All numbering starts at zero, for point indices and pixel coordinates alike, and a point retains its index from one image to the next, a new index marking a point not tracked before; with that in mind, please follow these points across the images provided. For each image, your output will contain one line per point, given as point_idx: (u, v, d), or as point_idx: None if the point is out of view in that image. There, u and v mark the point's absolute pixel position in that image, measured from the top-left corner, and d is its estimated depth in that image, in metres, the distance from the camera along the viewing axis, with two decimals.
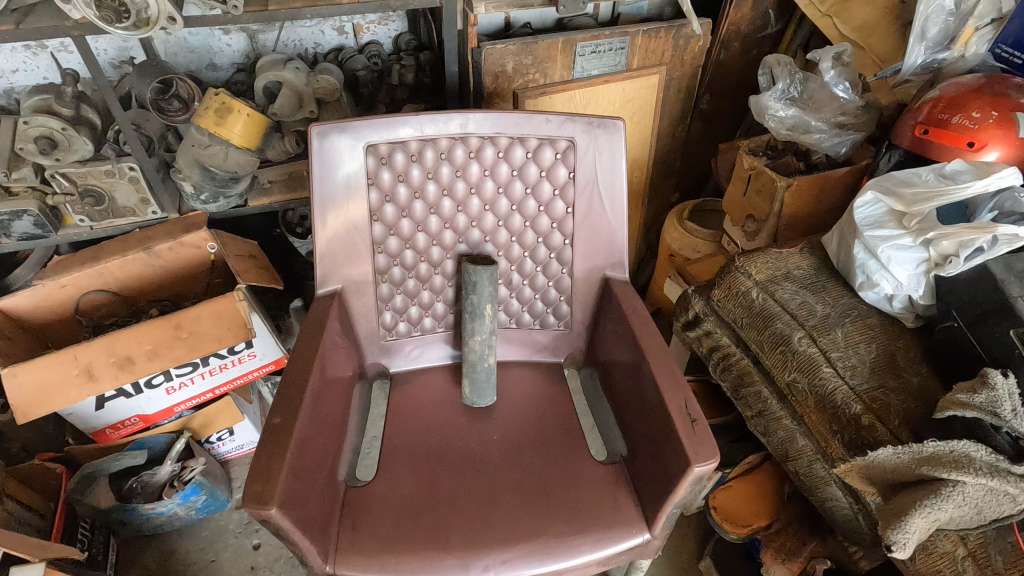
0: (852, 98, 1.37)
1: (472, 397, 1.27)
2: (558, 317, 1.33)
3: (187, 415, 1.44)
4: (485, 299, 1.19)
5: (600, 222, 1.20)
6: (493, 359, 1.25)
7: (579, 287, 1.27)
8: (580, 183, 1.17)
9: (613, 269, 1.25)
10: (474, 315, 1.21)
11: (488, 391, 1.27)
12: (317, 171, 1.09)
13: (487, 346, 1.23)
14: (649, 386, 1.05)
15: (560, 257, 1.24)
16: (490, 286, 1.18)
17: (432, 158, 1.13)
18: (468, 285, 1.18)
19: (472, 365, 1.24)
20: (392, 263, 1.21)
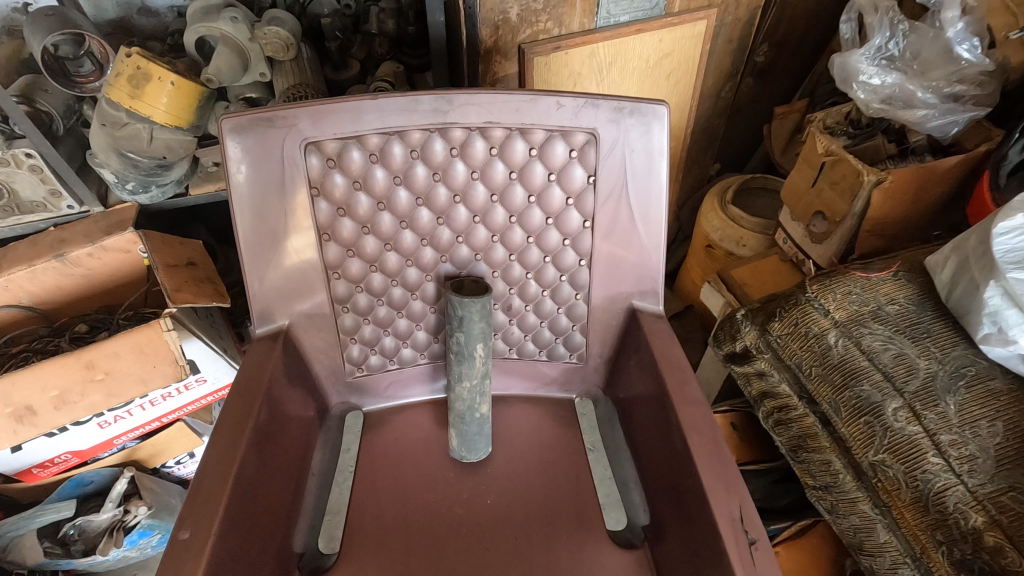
0: (978, 61, 1.00)
1: (459, 452, 1.01)
2: (570, 349, 1.05)
3: (131, 446, 1.25)
4: (474, 338, 0.92)
5: (628, 240, 0.90)
6: (487, 407, 0.99)
7: (597, 317, 0.99)
8: (603, 189, 0.86)
9: (643, 298, 0.95)
10: (462, 355, 0.93)
11: (480, 446, 1.01)
12: (240, 179, 0.80)
13: (477, 393, 0.97)
14: (687, 476, 0.79)
15: (574, 280, 0.95)
16: (481, 322, 0.91)
17: (400, 155, 0.83)
18: (453, 318, 0.91)
19: (458, 415, 0.98)
20: (355, 289, 0.93)
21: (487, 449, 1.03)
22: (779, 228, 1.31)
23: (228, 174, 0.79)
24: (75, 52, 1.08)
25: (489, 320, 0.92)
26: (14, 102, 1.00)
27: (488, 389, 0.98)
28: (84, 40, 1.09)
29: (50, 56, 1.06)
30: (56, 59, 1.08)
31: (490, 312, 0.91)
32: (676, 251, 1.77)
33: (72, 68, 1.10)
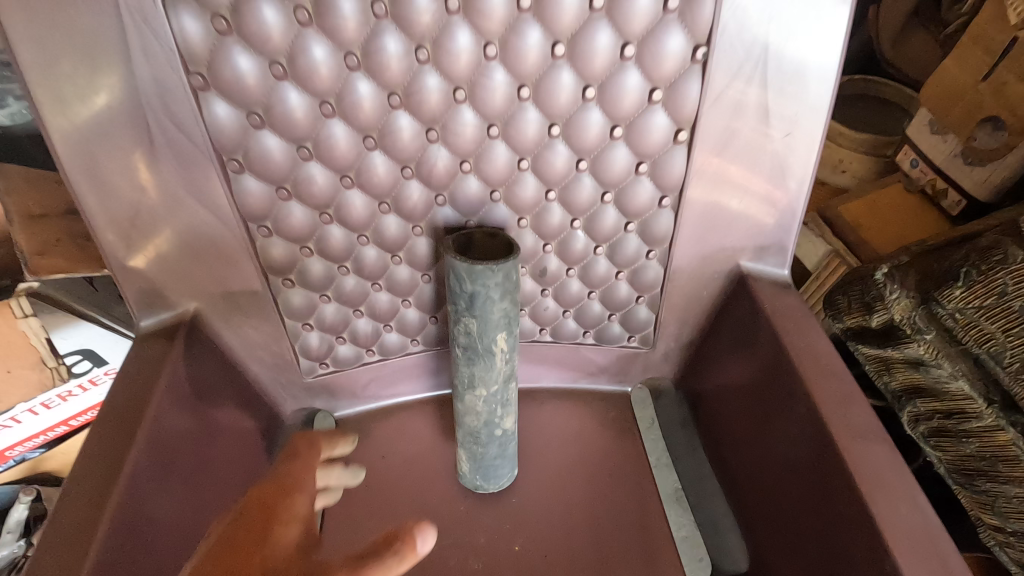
0: None
1: (472, 480, 0.70)
2: (630, 329, 0.72)
3: (32, 458, 0.92)
4: (492, 325, 0.58)
5: (748, 162, 0.55)
6: (511, 420, 0.67)
7: (680, 286, 0.65)
8: (715, 73, 0.51)
9: (760, 258, 0.60)
10: (472, 351, 0.60)
11: (504, 471, 0.70)
12: (53, 65, 0.44)
13: (497, 405, 0.64)
14: (844, 545, 0.47)
15: (649, 231, 0.61)
16: (503, 301, 0.57)
17: (354, 10, 0.46)
18: (458, 295, 0.57)
19: (470, 432, 0.66)
20: (301, 250, 0.58)
21: (513, 474, 0.72)
22: (903, 146, 0.95)
23: (27, 56, 0.44)
24: None
25: (515, 297, 0.58)
26: None
27: (513, 396, 0.66)
28: None
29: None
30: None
31: (516, 285, 0.58)
32: None
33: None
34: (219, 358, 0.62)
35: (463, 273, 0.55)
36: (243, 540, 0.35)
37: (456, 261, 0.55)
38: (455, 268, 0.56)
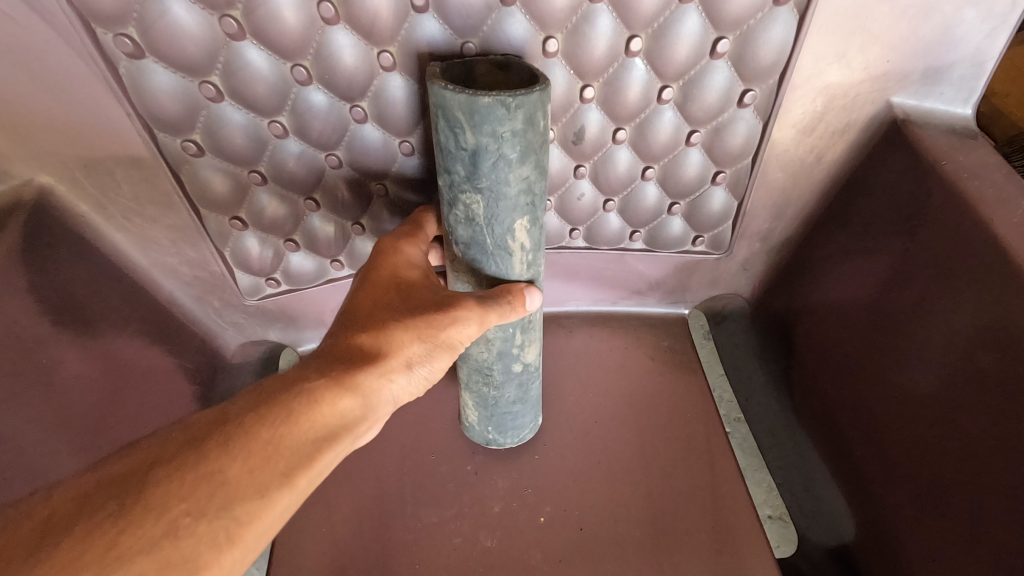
0: None
1: (483, 434, 0.51)
2: (696, 228, 0.50)
3: None
4: (510, 206, 0.37)
5: None
6: (535, 352, 0.47)
7: (782, 147, 0.44)
8: None
9: (929, 92, 0.40)
10: (477, 248, 0.39)
11: (525, 422, 0.51)
12: None
13: (515, 331, 0.44)
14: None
15: (751, 63, 0.39)
16: (527, 164, 0.36)
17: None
18: (454, 156, 0.35)
19: (478, 369, 0.46)
20: (200, 90, 0.36)
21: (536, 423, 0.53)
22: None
23: None
24: None
25: (542, 158, 0.37)
26: None
27: (538, 321, 0.46)
28: None
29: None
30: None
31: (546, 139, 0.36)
32: None
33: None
34: (94, 263, 0.42)
35: (461, 115, 0.33)
36: (367, 298, 0.34)
37: (447, 94, 0.33)
38: (447, 108, 0.33)
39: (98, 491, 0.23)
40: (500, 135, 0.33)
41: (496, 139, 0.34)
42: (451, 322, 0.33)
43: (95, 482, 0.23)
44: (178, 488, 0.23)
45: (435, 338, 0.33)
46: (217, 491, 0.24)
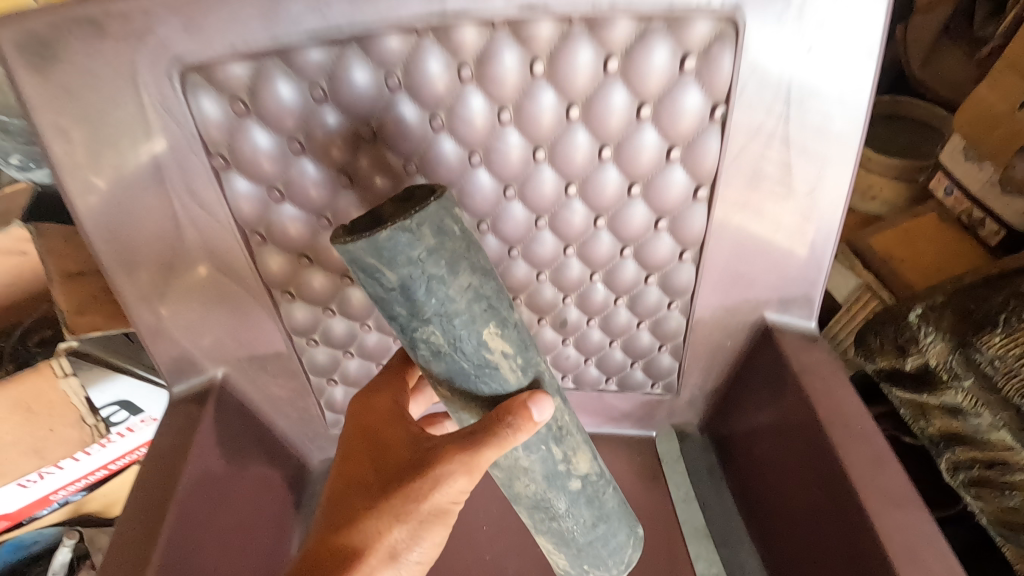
0: None
1: (587, 573, 0.54)
2: (652, 376, 0.70)
3: (75, 502, 0.95)
4: (468, 318, 0.39)
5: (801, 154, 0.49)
6: (587, 462, 0.49)
7: (701, 333, 0.63)
8: (734, 140, 0.49)
9: (785, 309, 0.59)
10: (461, 377, 0.41)
11: (622, 544, 0.53)
12: (92, 135, 0.45)
13: (549, 445, 0.46)
14: None
15: (670, 283, 0.59)
16: (462, 274, 0.38)
17: (369, 82, 0.45)
18: (391, 298, 0.37)
19: (547, 514, 0.49)
20: (326, 314, 0.59)
21: (635, 537, 0.56)
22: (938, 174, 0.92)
23: (48, 145, 0.45)
24: None
25: (476, 262, 0.39)
26: None
27: (573, 430, 0.48)
28: None
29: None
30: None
31: (469, 246, 0.38)
32: None
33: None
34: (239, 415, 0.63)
35: (372, 261, 0.36)
36: (375, 462, 0.47)
37: (353, 248, 0.35)
38: (356, 260, 0.36)
39: None
40: (417, 260, 0.36)
41: (416, 262, 0.36)
42: (430, 485, 0.43)
43: None
44: None
45: (417, 505, 0.44)
46: None
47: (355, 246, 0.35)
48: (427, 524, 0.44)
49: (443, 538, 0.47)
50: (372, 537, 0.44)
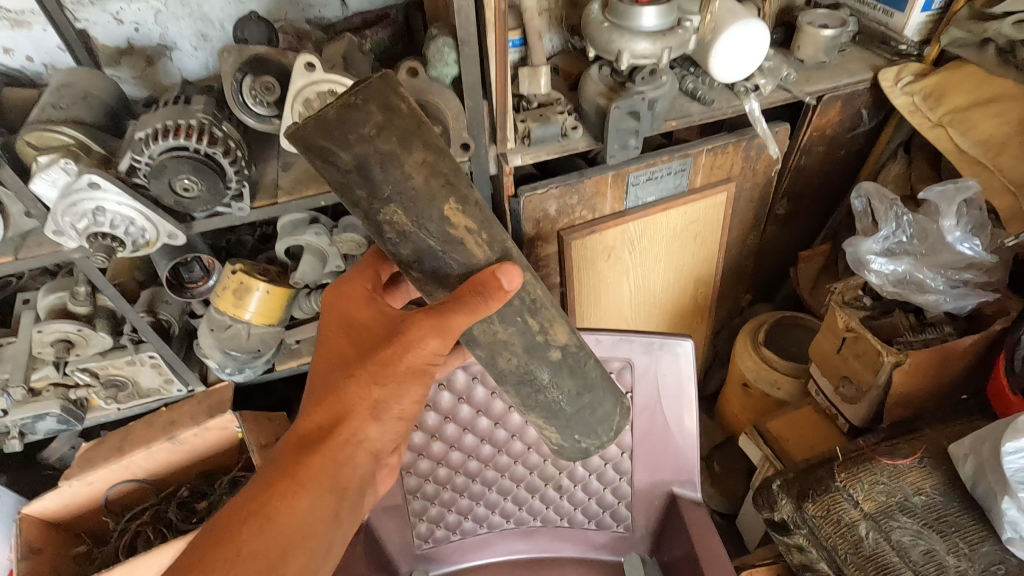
0: (982, 255, 1.09)
1: (582, 443, 0.84)
2: (618, 520, 1.09)
3: None
4: (427, 194, 0.63)
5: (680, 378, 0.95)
6: (564, 334, 0.75)
7: (640, 495, 1.06)
8: (639, 403, 0.98)
9: (683, 485, 1.02)
10: (428, 254, 0.67)
11: (607, 419, 0.83)
12: None
13: (524, 317, 0.72)
14: None
15: (618, 466, 1.03)
16: (414, 150, 0.61)
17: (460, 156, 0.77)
18: (349, 178, 0.61)
19: (536, 386, 0.77)
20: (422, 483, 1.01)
21: (619, 406, 0.86)
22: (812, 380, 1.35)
23: None
24: (188, 270, 1.28)
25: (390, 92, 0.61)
26: (141, 316, 1.20)
27: (550, 310, 0.74)
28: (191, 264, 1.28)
29: (173, 276, 1.25)
30: (178, 278, 1.26)
31: (417, 123, 0.61)
32: (715, 374, 1.80)
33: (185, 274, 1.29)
34: None
35: (326, 143, 0.59)
36: (369, 339, 0.72)
37: (311, 134, 0.58)
38: (313, 144, 0.59)
39: (272, 468, 0.70)
40: (363, 136, 0.58)
41: (362, 138, 0.58)
42: (403, 345, 0.68)
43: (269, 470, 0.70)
44: (294, 461, 0.70)
45: (394, 359, 0.69)
46: (294, 464, 0.70)
47: (313, 134, 0.58)
48: (403, 379, 0.70)
49: (417, 391, 0.73)
50: (360, 397, 0.71)
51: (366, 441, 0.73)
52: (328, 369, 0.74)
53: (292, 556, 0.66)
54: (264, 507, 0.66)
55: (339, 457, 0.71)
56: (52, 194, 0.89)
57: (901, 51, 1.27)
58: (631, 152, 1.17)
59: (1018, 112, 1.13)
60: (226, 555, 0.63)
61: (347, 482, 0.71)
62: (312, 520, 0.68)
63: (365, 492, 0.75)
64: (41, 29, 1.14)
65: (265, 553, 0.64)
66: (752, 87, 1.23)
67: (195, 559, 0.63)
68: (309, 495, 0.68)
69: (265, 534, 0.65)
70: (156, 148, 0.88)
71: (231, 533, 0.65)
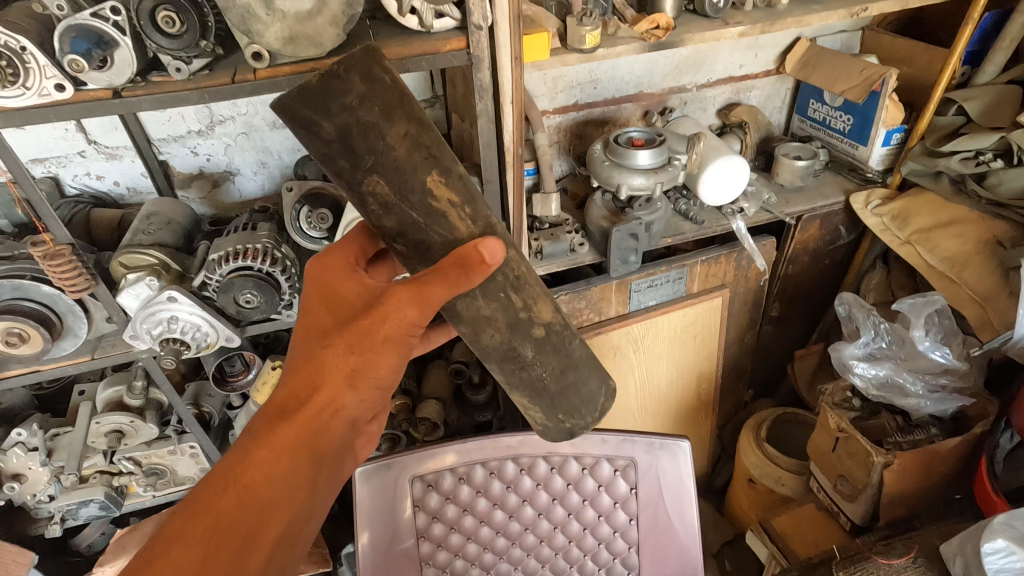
0: (952, 362, 1.23)
1: (566, 423, 0.88)
2: None
3: None
4: (410, 165, 0.65)
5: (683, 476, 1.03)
6: (547, 311, 0.79)
7: None
8: (643, 498, 1.05)
9: None
10: (412, 226, 0.68)
11: (591, 399, 0.87)
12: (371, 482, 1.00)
13: (508, 291, 0.75)
14: None
15: (626, 561, 1.08)
16: (396, 122, 0.64)
17: None
18: (332, 149, 0.64)
19: (520, 363, 0.80)
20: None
21: (605, 388, 0.89)
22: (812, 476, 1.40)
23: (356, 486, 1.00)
24: (229, 365, 1.35)
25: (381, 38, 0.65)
26: (188, 408, 1.31)
27: (534, 288, 0.78)
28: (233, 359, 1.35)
29: (217, 371, 1.32)
30: (221, 373, 1.34)
31: (399, 96, 0.64)
32: (722, 469, 1.84)
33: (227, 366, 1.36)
34: None
35: (310, 113, 0.63)
36: (348, 306, 0.71)
37: (295, 105, 0.63)
38: (298, 116, 0.63)
39: (250, 437, 0.70)
40: (346, 106, 0.63)
41: (345, 108, 0.63)
42: (377, 317, 0.66)
43: (247, 438, 0.70)
44: (273, 429, 0.70)
45: (368, 331, 0.67)
46: (270, 433, 0.69)
47: (298, 106, 0.63)
48: (380, 350, 0.68)
49: (396, 362, 0.70)
50: (337, 369, 0.69)
51: (343, 411, 0.71)
52: (305, 342, 0.72)
53: (269, 526, 0.67)
54: (242, 477, 0.67)
55: (315, 430, 0.70)
56: (135, 304, 1.05)
57: (868, 178, 1.48)
58: (632, 266, 1.33)
59: (976, 233, 1.25)
60: (205, 523, 0.64)
61: (324, 452, 0.71)
62: (289, 489, 0.68)
63: (343, 459, 0.75)
64: (130, 161, 1.34)
65: (244, 521, 0.65)
66: (737, 210, 1.40)
67: (178, 526, 0.64)
68: (287, 464, 0.68)
69: (243, 504, 0.66)
70: (226, 268, 1.05)
71: (212, 503, 0.66)
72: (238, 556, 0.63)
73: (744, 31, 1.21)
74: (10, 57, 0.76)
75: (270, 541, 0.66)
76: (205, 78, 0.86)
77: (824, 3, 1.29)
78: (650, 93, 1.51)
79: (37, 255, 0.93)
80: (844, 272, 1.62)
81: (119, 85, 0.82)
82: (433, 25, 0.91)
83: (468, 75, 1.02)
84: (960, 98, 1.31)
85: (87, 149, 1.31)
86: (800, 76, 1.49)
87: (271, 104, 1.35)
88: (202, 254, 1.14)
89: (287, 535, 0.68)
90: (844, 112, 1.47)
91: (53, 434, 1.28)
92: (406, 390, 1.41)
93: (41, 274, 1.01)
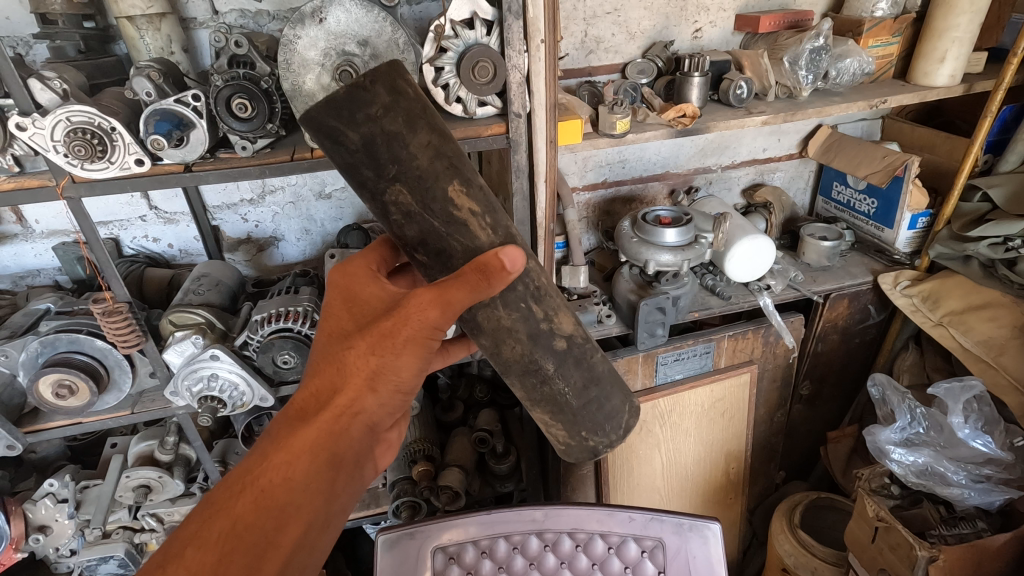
0: (995, 452, 1.19)
1: (589, 441, 0.89)
2: None
3: None
4: (432, 173, 0.66)
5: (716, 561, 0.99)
6: (569, 324, 0.80)
7: None
8: None
9: None
10: (433, 235, 0.69)
11: (614, 415, 0.89)
12: (391, 552, 0.99)
13: (529, 302, 0.76)
14: None
15: None
16: (419, 132, 0.64)
17: (474, 37, 0.94)
18: (357, 159, 0.64)
19: (542, 377, 0.81)
20: None
21: (628, 406, 0.91)
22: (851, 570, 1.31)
23: (379, 557, 0.98)
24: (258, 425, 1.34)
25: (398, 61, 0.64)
26: (215, 466, 1.31)
27: (555, 300, 0.79)
28: (262, 419, 1.33)
29: (246, 430, 1.32)
30: (249, 432, 1.33)
31: (422, 108, 0.64)
32: (752, 557, 1.74)
33: (256, 426, 1.35)
34: None
35: (335, 123, 0.62)
36: (371, 309, 0.69)
37: (321, 115, 0.62)
38: (323, 125, 0.63)
39: (265, 442, 0.66)
40: (371, 116, 0.62)
41: (370, 118, 0.62)
42: (399, 318, 0.64)
43: (262, 444, 0.66)
44: (289, 434, 0.66)
45: (390, 333, 0.65)
46: (286, 439, 0.65)
47: (324, 116, 0.62)
48: (402, 351, 0.65)
49: (418, 365, 0.67)
50: (357, 370, 0.66)
51: (363, 414, 0.68)
52: (325, 344, 0.70)
53: (286, 534, 0.62)
54: (258, 480, 0.63)
55: (334, 433, 0.66)
56: (178, 361, 1.10)
57: (896, 260, 1.48)
58: (659, 340, 1.34)
59: (1011, 317, 1.23)
60: (216, 530, 0.60)
61: (343, 457, 0.67)
62: (306, 495, 0.63)
63: (363, 468, 0.70)
64: (185, 225, 1.43)
65: (258, 527, 0.60)
66: (764, 287, 1.42)
67: (190, 532, 0.60)
68: (302, 469, 0.64)
69: (260, 508, 0.61)
70: (267, 329, 1.10)
71: (224, 508, 0.61)
72: (251, 565, 0.59)
73: (767, 119, 1.27)
74: (101, 135, 0.84)
75: (285, 551, 0.61)
76: (267, 156, 0.94)
77: (844, 94, 1.36)
78: (676, 173, 1.57)
79: (97, 312, 0.99)
80: (876, 350, 1.60)
81: (191, 160, 0.91)
82: (476, 113, 1.00)
83: (506, 156, 1.09)
84: (984, 185, 1.34)
85: (148, 214, 1.40)
86: (823, 160, 1.55)
87: (319, 176, 1.44)
88: (244, 314, 1.20)
89: (302, 548, 0.63)
90: (868, 196, 1.51)
91: (83, 486, 1.30)
92: (429, 456, 1.40)
93: (97, 329, 1.06)
